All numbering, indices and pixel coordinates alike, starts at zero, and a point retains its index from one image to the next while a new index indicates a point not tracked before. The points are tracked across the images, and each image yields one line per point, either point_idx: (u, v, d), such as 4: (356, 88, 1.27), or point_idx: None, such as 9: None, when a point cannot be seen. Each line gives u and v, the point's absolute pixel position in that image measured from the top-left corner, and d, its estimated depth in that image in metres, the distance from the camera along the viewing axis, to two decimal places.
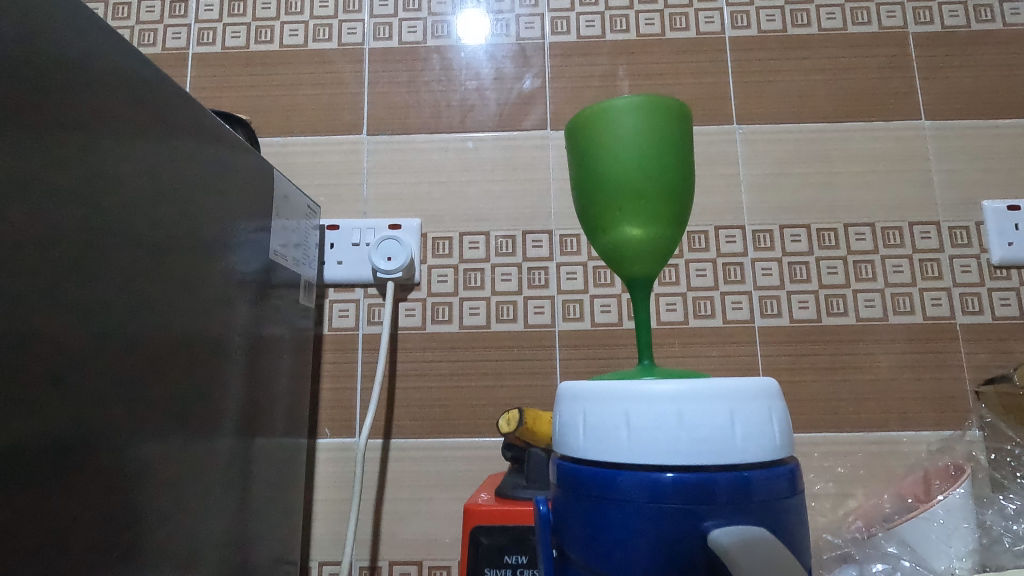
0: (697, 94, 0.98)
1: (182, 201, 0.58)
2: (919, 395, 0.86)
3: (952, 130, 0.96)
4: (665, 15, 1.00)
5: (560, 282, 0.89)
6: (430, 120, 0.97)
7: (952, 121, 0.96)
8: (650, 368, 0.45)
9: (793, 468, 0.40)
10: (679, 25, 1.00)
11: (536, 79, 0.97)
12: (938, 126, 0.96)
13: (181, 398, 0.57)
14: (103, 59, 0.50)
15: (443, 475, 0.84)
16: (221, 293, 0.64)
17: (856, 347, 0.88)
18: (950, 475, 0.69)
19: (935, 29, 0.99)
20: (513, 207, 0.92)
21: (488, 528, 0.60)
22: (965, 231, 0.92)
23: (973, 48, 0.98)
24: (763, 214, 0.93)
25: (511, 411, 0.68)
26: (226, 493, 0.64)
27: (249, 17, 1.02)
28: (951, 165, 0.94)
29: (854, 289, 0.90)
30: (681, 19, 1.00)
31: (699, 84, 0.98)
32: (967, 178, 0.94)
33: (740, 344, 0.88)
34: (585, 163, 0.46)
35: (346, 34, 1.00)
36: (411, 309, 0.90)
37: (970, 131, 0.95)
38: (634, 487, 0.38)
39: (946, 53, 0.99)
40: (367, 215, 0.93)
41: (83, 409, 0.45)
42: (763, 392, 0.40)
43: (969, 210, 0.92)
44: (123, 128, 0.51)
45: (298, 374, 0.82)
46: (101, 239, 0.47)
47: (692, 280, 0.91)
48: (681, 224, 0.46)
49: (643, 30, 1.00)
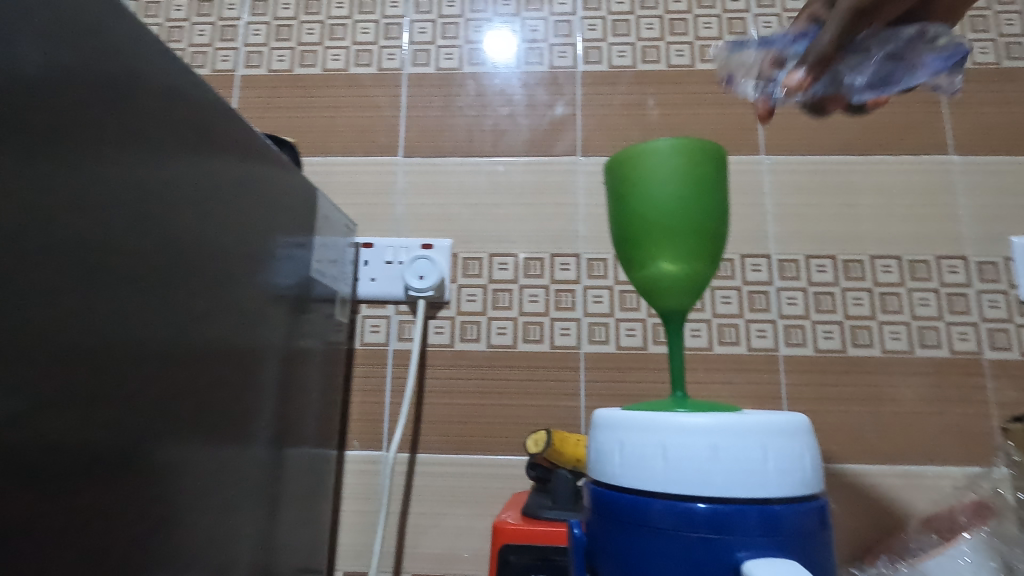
0: (682, 106, 0.79)
1: (215, 200, 0.45)
2: (941, 445, 0.67)
3: (995, 164, 0.75)
4: (692, 48, 0.81)
5: (587, 305, 0.73)
6: (356, 112, 0.82)
7: (990, 157, 0.75)
8: (682, 399, 0.36)
9: (823, 504, 0.33)
10: (650, 58, 0.81)
11: (565, 105, 0.80)
12: (972, 160, 0.75)
13: (212, 438, 0.44)
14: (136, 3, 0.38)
15: (422, 506, 0.70)
16: (256, 304, 0.51)
17: (879, 381, 0.69)
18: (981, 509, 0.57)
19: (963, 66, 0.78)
20: (485, 227, 0.76)
21: (518, 547, 0.48)
22: (996, 268, 0.72)
23: (987, 89, 0.78)
24: (791, 242, 0.74)
25: (539, 430, 0.55)
26: (245, 540, 0.49)
27: (161, 18, 0.87)
28: (981, 201, 0.74)
29: (880, 322, 0.71)
30: (653, 51, 0.81)
31: (691, 93, 0.79)
32: (998, 213, 0.74)
33: (762, 374, 0.70)
34: (624, 201, 0.38)
35: (219, 62, 0.85)
36: (438, 328, 0.74)
37: (1009, 166, 0.75)
38: (671, 516, 0.31)
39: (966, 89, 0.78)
40: (401, 235, 0.77)
41: (105, 465, 0.34)
42: (797, 426, 0.32)
43: (998, 245, 0.72)
44: (181, 100, 0.42)
45: (331, 389, 0.68)
46: (173, 259, 0.40)
47: (718, 306, 0.72)
48: (717, 261, 0.38)
49: (672, 61, 0.81)
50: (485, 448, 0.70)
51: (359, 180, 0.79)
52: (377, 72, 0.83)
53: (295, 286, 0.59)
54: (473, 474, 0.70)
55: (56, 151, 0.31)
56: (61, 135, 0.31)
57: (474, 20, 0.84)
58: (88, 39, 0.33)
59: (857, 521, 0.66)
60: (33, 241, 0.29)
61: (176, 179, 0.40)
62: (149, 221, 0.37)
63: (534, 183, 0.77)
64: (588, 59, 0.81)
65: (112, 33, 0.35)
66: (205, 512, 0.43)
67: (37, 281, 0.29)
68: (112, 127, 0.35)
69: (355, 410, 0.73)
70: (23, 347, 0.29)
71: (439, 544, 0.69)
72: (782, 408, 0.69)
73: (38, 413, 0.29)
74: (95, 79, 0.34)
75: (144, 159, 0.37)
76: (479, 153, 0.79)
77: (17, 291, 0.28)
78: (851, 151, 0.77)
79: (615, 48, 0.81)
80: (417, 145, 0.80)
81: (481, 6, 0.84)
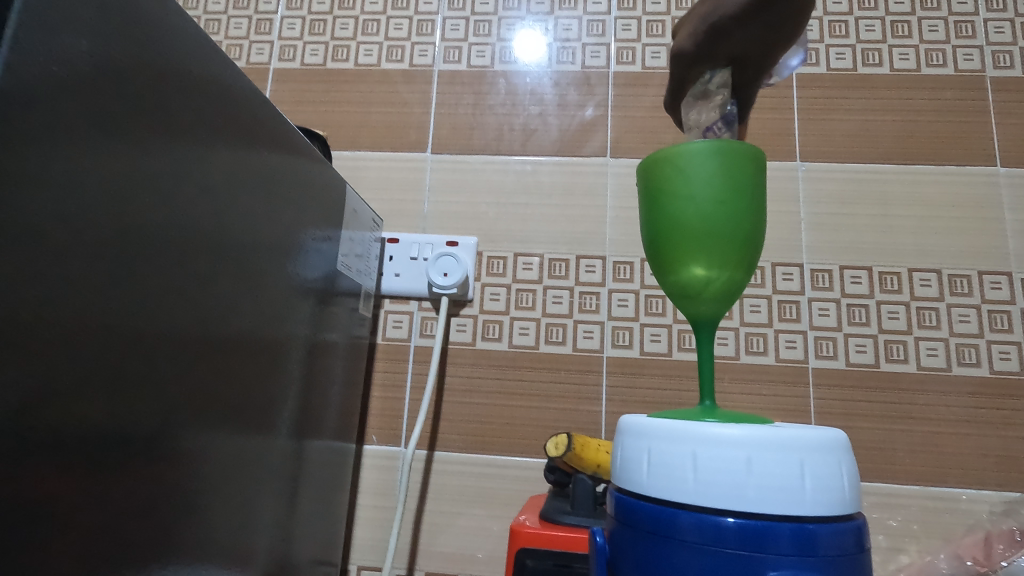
0: None
1: (243, 191, 0.45)
2: (977, 467, 0.65)
3: None
4: None
5: (612, 308, 0.72)
6: (386, 108, 0.82)
7: None
8: (711, 408, 0.35)
9: (860, 525, 0.31)
10: None
11: (595, 106, 0.79)
12: (1020, 173, 0.72)
13: (232, 429, 0.44)
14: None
15: (438, 503, 0.70)
16: (282, 295, 0.51)
17: (913, 399, 0.67)
18: (1019, 541, 0.55)
19: (1014, 75, 0.75)
20: (511, 226, 0.76)
21: (535, 551, 0.48)
22: None
23: None
24: (824, 252, 0.72)
25: (560, 433, 0.54)
26: (261, 531, 0.49)
27: (199, 10, 0.88)
28: None
29: (916, 337, 0.68)
30: None
31: None
32: None
33: (790, 386, 0.68)
34: (657, 204, 0.37)
35: (254, 55, 0.86)
36: (460, 326, 0.74)
37: None
38: (699, 530, 0.30)
39: (1017, 98, 0.75)
40: (426, 231, 0.77)
41: (127, 455, 0.33)
42: (834, 441, 0.31)
43: None
44: (210, 89, 0.41)
45: (351, 383, 0.68)
46: (200, 248, 0.40)
47: (747, 315, 0.70)
48: (752, 268, 0.37)
49: None
50: (503, 449, 0.70)
51: (387, 175, 0.79)
52: (408, 68, 0.83)
53: (320, 279, 0.59)
54: (490, 474, 0.69)
55: (92, 139, 0.31)
56: (95, 123, 0.31)
57: (506, 18, 0.83)
58: (124, 27, 0.33)
59: (884, 542, 0.64)
60: (67, 228, 0.29)
61: (207, 169, 0.40)
62: (177, 211, 0.37)
63: (562, 184, 0.77)
64: (621, 60, 0.80)
65: (146, 20, 0.35)
66: (225, 500, 0.44)
67: (67, 270, 0.29)
68: (144, 115, 0.34)
69: (375, 405, 0.73)
70: (54, 337, 0.29)
71: (453, 543, 0.68)
72: (810, 422, 0.67)
73: (63, 402, 0.29)
74: (130, 69, 0.33)
75: (173, 147, 0.37)
76: (507, 152, 0.78)
77: (48, 279, 0.28)
78: (891, 160, 0.74)
79: (650, 48, 0.80)
80: (446, 142, 0.80)
81: (514, 4, 0.84)
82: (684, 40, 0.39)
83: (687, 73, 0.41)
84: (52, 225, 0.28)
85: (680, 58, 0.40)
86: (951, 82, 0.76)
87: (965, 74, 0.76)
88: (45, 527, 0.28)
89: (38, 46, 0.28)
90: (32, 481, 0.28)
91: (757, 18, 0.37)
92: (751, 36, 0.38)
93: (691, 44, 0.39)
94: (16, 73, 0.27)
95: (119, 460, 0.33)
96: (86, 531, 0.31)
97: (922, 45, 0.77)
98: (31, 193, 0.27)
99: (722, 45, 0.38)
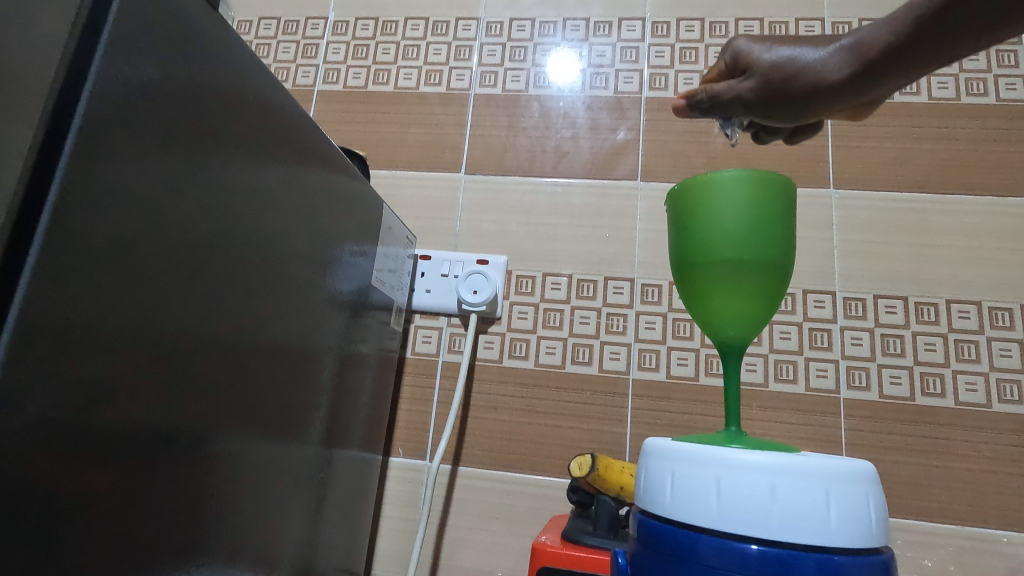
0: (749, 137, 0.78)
1: (287, 209, 0.47)
2: (1019, 509, 0.62)
3: None
4: None
5: (639, 330, 0.72)
6: (423, 129, 0.85)
7: None
8: (736, 434, 0.35)
9: (888, 559, 0.31)
10: None
11: (627, 130, 0.80)
12: None
13: (265, 435, 0.46)
14: (224, 27, 0.40)
15: (461, 518, 0.70)
16: (318, 308, 0.53)
17: (952, 435, 0.65)
18: None
19: None
20: (542, 246, 0.77)
21: (556, 571, 0.48)
22: None
23: None
24: (858, 280, 0.71)
25: (584, 454, 0.54)
26: (288, 537, 0.50)
27: (253, 35, 0.93)
28: None
29: (954, 370, 0.67)
30: None
31: None
32: None
33: (819, 416, 0.67)
34: (686, 230, 0.38)
35: (300, 77, 0.90)
36: (488, 343, 0.75)
37: None
38: (721, 554, 0.30)
39: None
40: (457, 248, 0.79)
41: (168, 457, 0.35)
42: (859, 473, 0.31)
43: None
44: (262, 115, 0.44)
45: (379, 396, 0.69)
46: (244, 261, 0.42)
47: (777, 342, 0.69)
48: (781, 294, 0.38)
49: None
50: (527, 468, 0.70)
51: (422, 194, 0.82)
52: (445, 91, 0.86)
53: (354, 292, 0.61)
54: (513, 492, 0.70)
55: (160, 159, 0.33)
56: (163, 142, 0.34)
57: (542, 44, 0.85)
58: (190, 52, 0.36)
59: None
60: (132, 241, 0.32)
61: (254, 188, 0.43)
62: (223, 224, 0.39)
63: (592, 206, 0.78)
64: (654, 85, 0.81)
65: (208, 47, 0.38)
66: (258, 505, 0.45)
67: (130, 280, 0.31)
68: (203, 138, 0.37)
69: (401, 418, 0.74)
70: (114, 337, 0.31)
71: (474, 560, 0.69)
72: (840, 453, 0.66)
73: (118, 402, 0.31)
74: (193, 94, 0.36)
75: (226, 167, 0.39)
76: (540, 174, 0.80)
77: (114, 288, 0.31)
78: (929, 188, 0.73)
79: (682, 75, 0.81)
80: (479, 163, 0.82)
81: (550, 31, 0.86)
82: (750, 91, 0.45)
83: (747, 110, 0.46)
84: (120, 237, 0.31)
85: (751, 98, 0.45)
86: (994, 111, 0.74)
87: (1008, 104, 0.75)
88: (93, 521, 0.30)
89: (117, 74, 0.31)
90: (84, 478, 0.30)
91: (840, 98, 0.43)
92: (826, 112, 0.45)
93: (755, 94, 0.45)
94: (98, 98, 0.29)
95: (160, 461, 0.35)
96: (129, 523, 0.33)
97: (961, 74, 0.76)
98: (104, 207, 0.30)
99: (770, 112, 0.45)
